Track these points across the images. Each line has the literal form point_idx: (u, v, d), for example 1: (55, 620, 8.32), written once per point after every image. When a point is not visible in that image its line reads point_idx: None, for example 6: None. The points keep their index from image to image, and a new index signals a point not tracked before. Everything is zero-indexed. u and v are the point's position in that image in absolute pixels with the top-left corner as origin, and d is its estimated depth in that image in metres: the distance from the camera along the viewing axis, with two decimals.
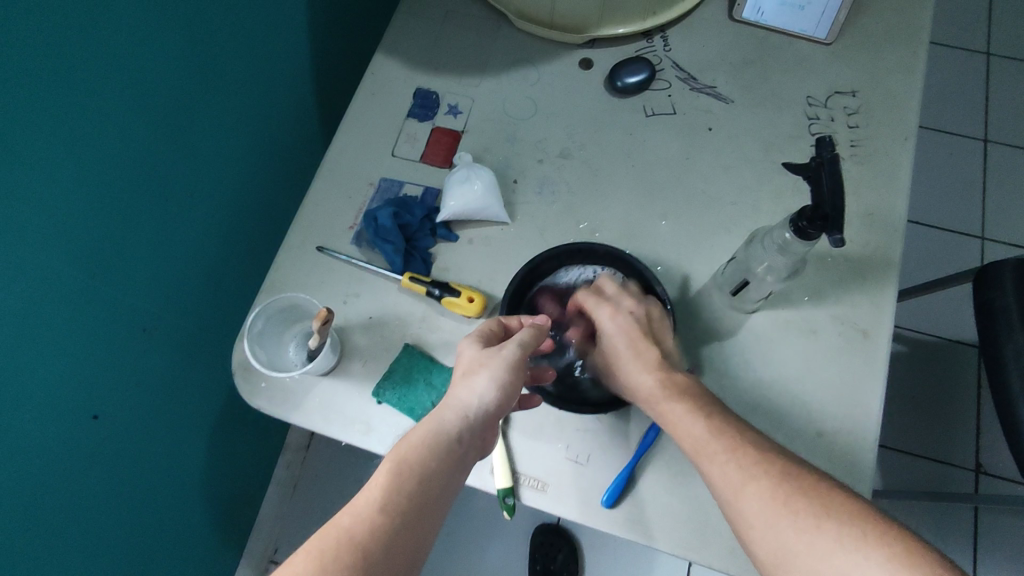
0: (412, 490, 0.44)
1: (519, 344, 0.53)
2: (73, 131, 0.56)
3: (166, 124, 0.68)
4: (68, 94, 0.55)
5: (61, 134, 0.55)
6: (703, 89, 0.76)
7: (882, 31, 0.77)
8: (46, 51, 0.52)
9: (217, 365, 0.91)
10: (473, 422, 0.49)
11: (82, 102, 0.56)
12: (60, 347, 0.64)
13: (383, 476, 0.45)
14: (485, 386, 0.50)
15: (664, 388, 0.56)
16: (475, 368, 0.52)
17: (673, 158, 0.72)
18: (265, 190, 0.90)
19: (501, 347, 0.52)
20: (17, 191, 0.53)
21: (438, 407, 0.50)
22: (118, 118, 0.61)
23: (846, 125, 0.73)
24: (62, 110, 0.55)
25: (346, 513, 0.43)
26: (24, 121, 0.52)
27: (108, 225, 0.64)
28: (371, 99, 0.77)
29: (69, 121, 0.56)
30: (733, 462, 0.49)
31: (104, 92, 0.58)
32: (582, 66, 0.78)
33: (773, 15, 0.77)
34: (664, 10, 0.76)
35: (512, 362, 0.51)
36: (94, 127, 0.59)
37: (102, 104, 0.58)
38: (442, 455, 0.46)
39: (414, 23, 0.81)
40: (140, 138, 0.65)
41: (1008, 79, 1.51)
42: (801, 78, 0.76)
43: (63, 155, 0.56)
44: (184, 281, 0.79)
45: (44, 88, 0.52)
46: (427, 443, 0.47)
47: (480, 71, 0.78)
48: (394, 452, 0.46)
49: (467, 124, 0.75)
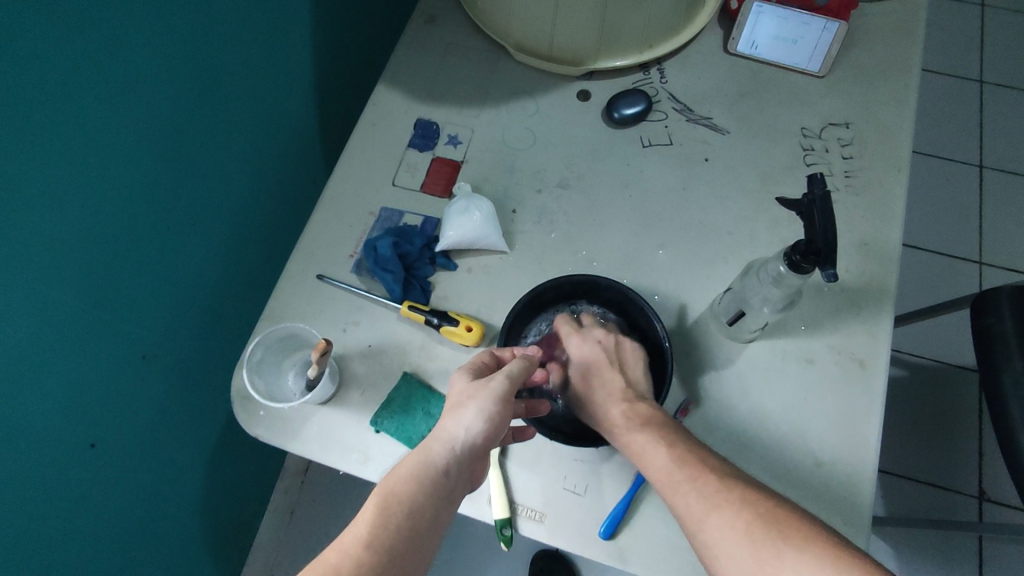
0: (400, 526, 0.43)
1: (508, 376, 0.53)
2: (71, 152, 0.57)
3: (167, 153, 0.69)
4: (72, 125, 0.56)
5: (66, 166, 0.57)
6: (699, 120, 0.77)
7: (875, 64, 0.79)
8: (52, 86, 0.53)
9: (215, 390, 0.91)
10: (461, 455, 0.48)
11: (86, 133, 0.58)
12: (59, 375, 0.64)
13: (370, 511, 0.43)
14: (473, 419, 0.50)
15: (628, 418, 0.56)
16: (463, 400, 0.51)
17: (669, 189, 0.73)
18: (267, 217, 0.92)
19: (489, 378, 0.52)
20: (14, 210, 0.53)
21: (424, 440, 0.49)
22: (119, 148, 0.62)
23: (840, 157, 0.74)
24: (62, 130, 0.55)
25: (333, 550, 0.41)
26: (30, 153, 0.53)
27: (107, 253, 0.65)
28: (373, 129, 0.78)
29: (74, 153, 0.57)
30: (695, 491, 0.49)
31: (102, 115, 0.59)
32: (579, 98, 0.79)
33: (767, 49, 0.79)
34: (660, 43, 0.78)
35: (500, 394, 0.51)
36: (95, 156, 0.59)
37: (103, 135, 0.60)
38: (429, 490, 0.45)
39: (416, 55, 0.83)
40: (139, 162, 0.65)
41: (1002, 106, 1.53)
42: (795, 110, 0.77)
43: (60, 176, 0.56)
44: (185, 308, 0.80)
45: (51, 120, 0.54)
46: (415, 474, 0.46)
47: (480, 102, 0.79)
48: (380, 487, 0.45)
49: (466, 154, 0.76)
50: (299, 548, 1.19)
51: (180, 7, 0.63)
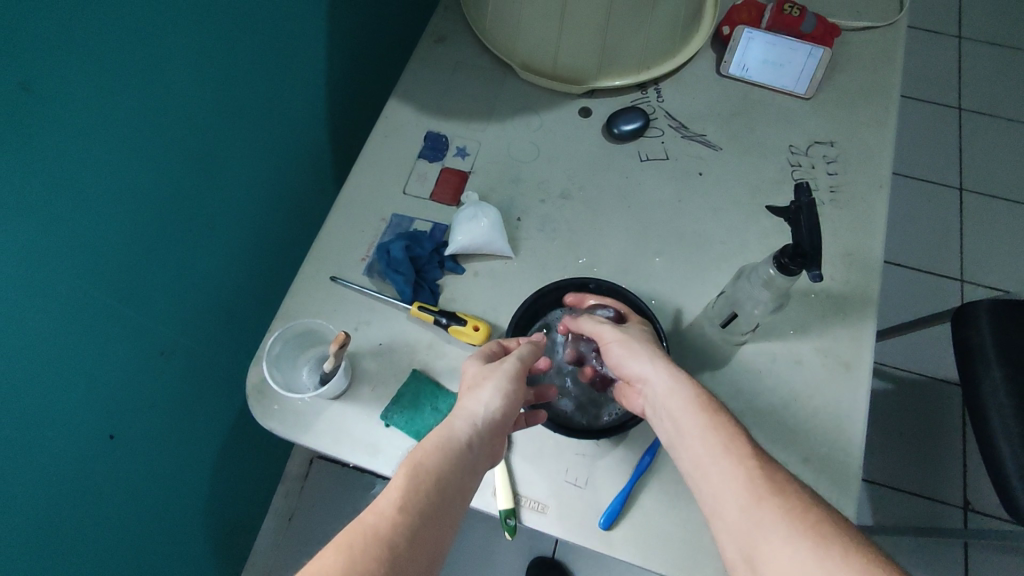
0: (430, 491, 0.46)
1: (519, 358, 0.57)
2: (104, 153, 0.61)
3: (193, 159, 0.73)
4: (111, 130, 0.61)
5: (103, 166, 0.61)
6: (694, 137, 0.82)
7: (857, 88, 0.84)
8: (96, 93, 0.57)
9: (223, 392, 0.93)
10: (482, 428, 0.51)
11: (122, 137, 0.62)
12: (84, 367, 0.68)
13: (402, 479, 0.46)
14: (490, 395, 0.53)
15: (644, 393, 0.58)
16: (479, 380, 0.55)
17: (665, 200, 0.78)
18: (279, 223, 0.95)
19: (502, 361, 0.57)
20: (45, 204, 0.56)
21: (446, 417, 0.52)
22: (151, 152, 0.67)
23: (825, 173, 0.79)
24: (101, 134, 0.60)
25: (371, 512, 0.43)
26: (74, 154, 0.57)
27: (134, 251, 0.69)
28: (384, 141, 0.82)
29: (111, 156, 0.62)
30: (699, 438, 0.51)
31: (131, 118, 0.62)
32: (581, 114, 0.84)
33: (757, 72, 0.84)
34: (656, 65, 0.83)
35: (512, 372, 0.56)
36: (129, 159, 0.64)
37: (137, 139, 0.64)
38: (455, 459, 0.48)
39: (426, 72, 0.87)
40: (160, 164, 0.68)
41: (980, 132, 1.60)
42: (783, 129, 0.82)
43: (90, 174, 0.60)
44: (202, 308, 0.84)
45: (94, 124, 0.58)
46: (441, 446, 0.49)
47: (487, 117, 0.84)
48: (409, 459, 0.48)
49: (473, 165, 0.80)
50: (298, 553, 1.20)
51: (207, 21, 0.67)
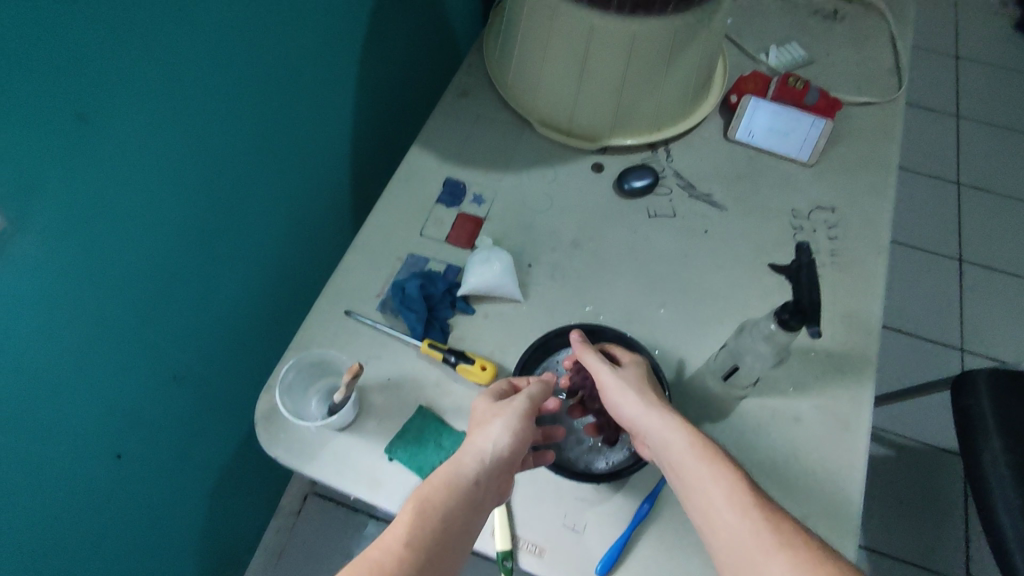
0: (433, 530, 0.47)
1: (529, 397, 0.58)
2: (144, 180, 0.65)
3: (224, 192, 0.78)
4: (152, 158, 0.66)
5: (141, 192, 0.66)
6: (700, 196, 0.85)
7: (858, 158, 0.89)
8: (141, 125, 0.63)
9: (228, 420, 0.94)
10: (489, 466, 0.52)
11: (161, 167, 0.67)
12: (102, 384, 0.70)
13: (405, 518, 0.47)
14: (499, 433, 0.54)
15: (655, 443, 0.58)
16: (489, 417, 0.56)
17: (671, 254, 0.81)
18: (297, 256, 0.98)
19: (513, 398, 0.58)
20: (84, 221, 0.60)
21: (455, 454, 0.53)
22: (185, 183, 0.71)
23: (827, 237, 0.82)
24: (142, 162, 0.64)
25: (377, 548, 0.45)
26: (116, 176, 0.62)
27: (160, 273, 0.72)
28: (405, 184, 0.86)
29: (149, 182, 0.66)
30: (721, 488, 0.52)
31: (171, 150, 0.67)
32: (593, 169, 0.88)
33: (763, 138, 0.89)
34: (665, 127, 0.88)
35: (523, 411, 0.57)
36: (164, 188, 0.68)
37: (174, 170, 0.69)
38: (461, 498, 0.49)
39: (448, 123, 0.92)
40: (192, 193, 0.73)
41: (980, 208, 1.64)
42: (787, 193, 0.86)
43: (127, 197, 0.64)
44: (218, 336, 0.86)
45: (137, 152, 0.63)
46: (447, 484, 0.50)
47: (504, 167, 0.88)
48: (416, 496, 0.49)
49: (489, 212, 0.84)
50: None
51: (245, 63, 0.73)
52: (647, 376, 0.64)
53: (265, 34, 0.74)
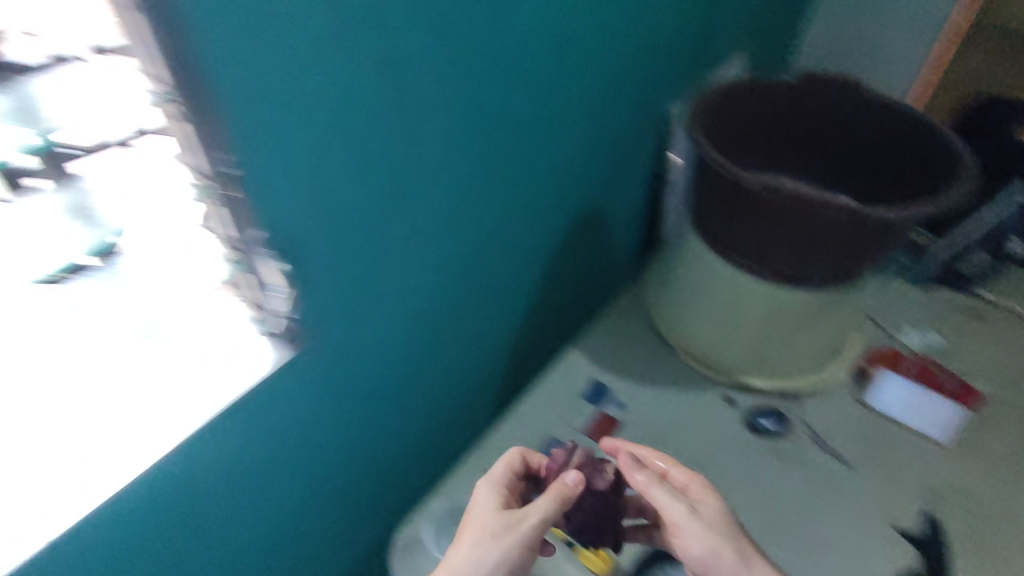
0: None
1: (541, 517, 0.68)
2: (393, 309, 0.75)
3: (435, 331, 0.87)
4: (404, 293, 0.76)
5: (385, 319, 0.75)
6: (828, 450, 0.91)
7: (990, 451, 0.92)
8: (411, 263, 0.73)
9: (351, 550, 0.98)
10: None
11: (406, 300, 0.77)
12: (289, 484, 0.74)
13: None
14: (493, 556, 0.67)
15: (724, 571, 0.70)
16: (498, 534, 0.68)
17: (796, 501, 0.85)
18: (454, 411, 1.08)
19: (524, 520, 0.68)
20: (343, 333, 0.69)
21: None
22: (414, 319, 0.81)
23: (966, 521, 0.84)
24: (397, 295, 0.75)
25: None
26: (376, 301, 0.71)
27: (367, 392, 0.79)
28: (558, 377, 1.00)
29: (393, 313, 0.76)
30: None
31: (417, 288, 0.78)
32: (725, 401, 0.97)
33: (899, 410, 0.94)
34: (796, 375, 0.97)
35: (524, 532, 0.68)
36: (401, 317, 0.78)
37: (413, 306, 0.79)
38: None
39: (602, 334, 1.07)
40: (414, 327, 0.82)
41: None
42: (917, 468, 0.89)
43: (376, 322, 0.73)
44: (377, 461, 0.91)
45: (398, 286, 0.74)
46: None
47: (648, 383, 1.00)
48: None
49: (627, 419, 0.94)
50: None
51: (490, 241, 0.87)
52: (724, 517, 0.73)
53: (509, 213, 0.87)
